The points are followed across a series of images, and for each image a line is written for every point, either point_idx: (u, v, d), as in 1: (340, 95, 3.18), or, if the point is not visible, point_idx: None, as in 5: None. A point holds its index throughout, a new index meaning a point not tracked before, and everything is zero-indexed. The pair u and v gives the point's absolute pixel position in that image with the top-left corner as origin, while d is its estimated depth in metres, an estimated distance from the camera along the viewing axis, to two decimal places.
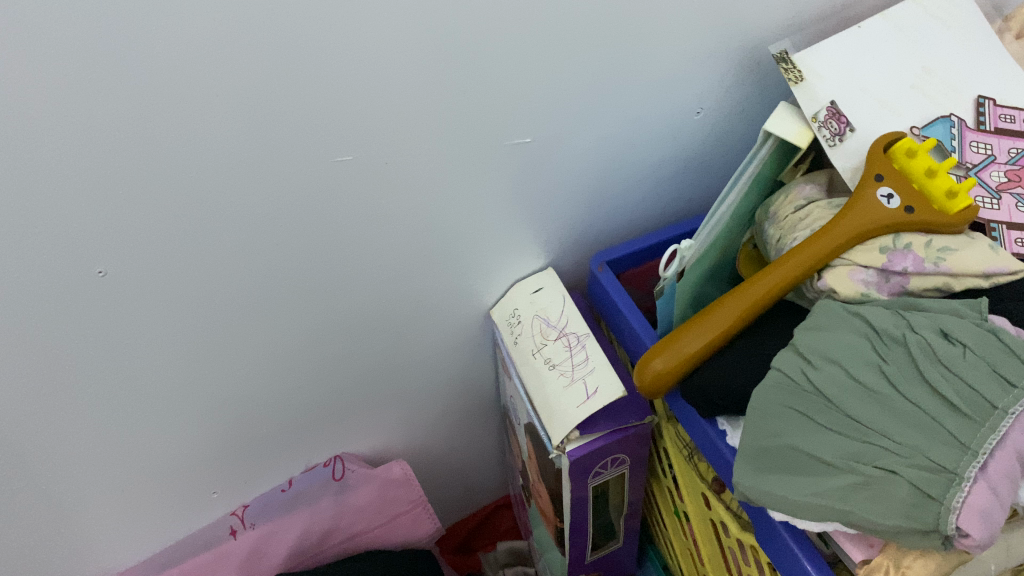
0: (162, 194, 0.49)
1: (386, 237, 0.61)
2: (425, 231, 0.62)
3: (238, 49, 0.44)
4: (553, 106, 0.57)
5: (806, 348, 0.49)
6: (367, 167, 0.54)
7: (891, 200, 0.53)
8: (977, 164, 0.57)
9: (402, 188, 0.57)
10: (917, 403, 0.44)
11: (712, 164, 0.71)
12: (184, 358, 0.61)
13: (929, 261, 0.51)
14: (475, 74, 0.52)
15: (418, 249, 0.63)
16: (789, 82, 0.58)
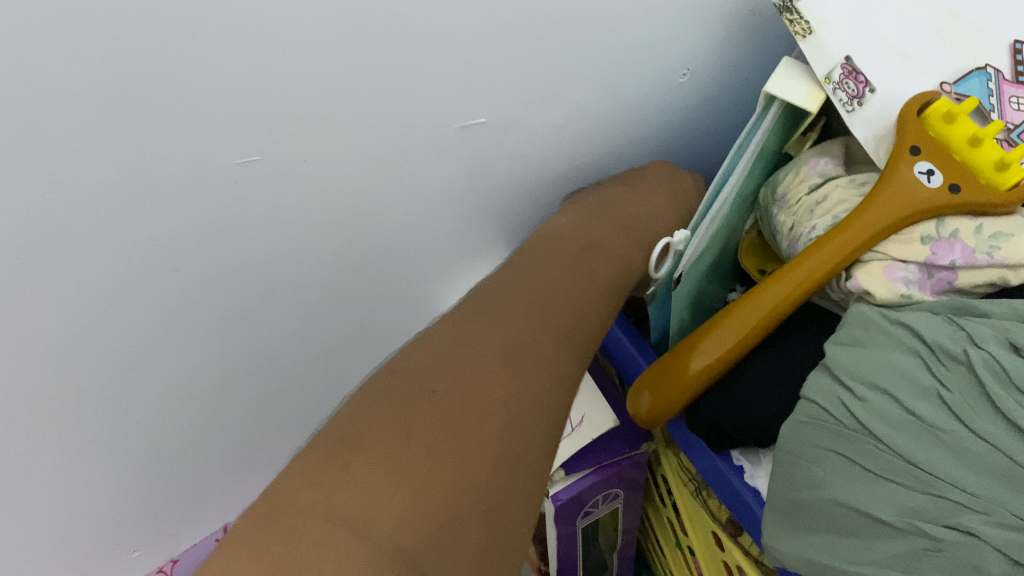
0: (30, 236, 0.39)
1: (324, 244, 0.51)
2: (362, 238, 0.52)
3: (114, 39, 0.34)
4: (516, 79, 0.48)
5: (844, 373, 0.40)
6: (289, 168, 0.45)
7: (931, 177, 0.43)
8: (1019, 124, 0.46)
9: (330, 192, 0.48)
10: (990, 440, 0.35)
11: (692, 135, 0.63)
12: (89, 421, 0.50)
13: (981, 251, 0.41)
14: (414, 49, 0.43)
15: (356, 258, 0.54)
16: (795, 36, 0.50)
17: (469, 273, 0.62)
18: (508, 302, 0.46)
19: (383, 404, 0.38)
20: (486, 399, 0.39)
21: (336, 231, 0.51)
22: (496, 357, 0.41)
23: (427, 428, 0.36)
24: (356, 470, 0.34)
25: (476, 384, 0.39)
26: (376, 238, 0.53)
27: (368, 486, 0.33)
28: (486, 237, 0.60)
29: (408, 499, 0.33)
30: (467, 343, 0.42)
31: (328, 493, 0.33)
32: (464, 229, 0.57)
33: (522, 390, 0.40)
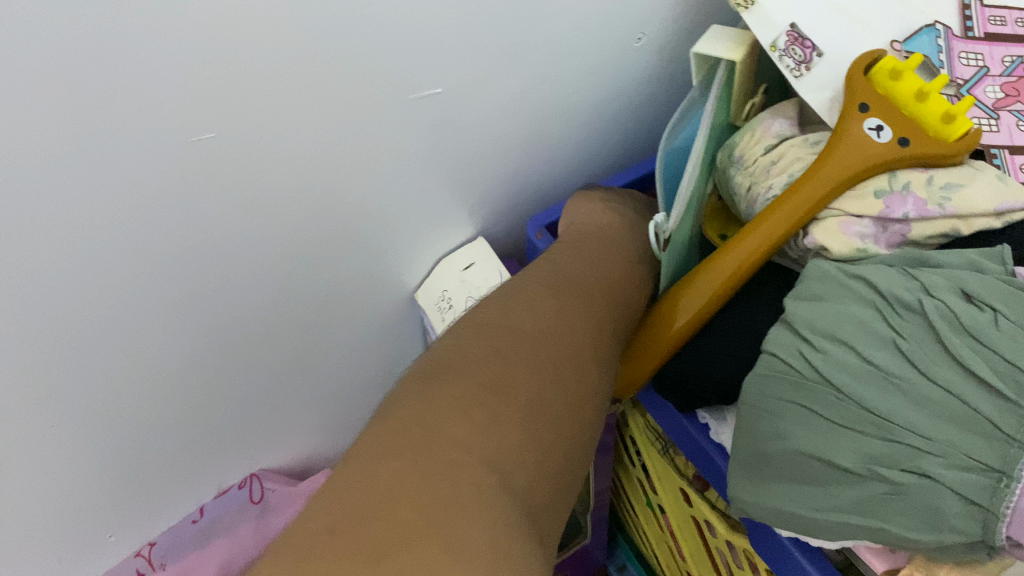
0: None
1: (289, 216, 0.51)
2: (326, 209, 0.52)
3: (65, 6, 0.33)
4: (479, 44, 0.49)
5: (803, 326, 0.41)
6: (250, 137, 0.44)
7: (880, 133, 0.44)
8: (969, 79, 0.48)
9: (292, 163, 0.47)
10: (946, 386, 0.36)
11: (649, 101, 0.64)
12: (57, 402, 0.49)
13: (933, 203, 0.42)
14: (373, 18, 0.43)
15: (321, 230, 0.53)
16: (737, 7, 0.49)
17: (435, 244, 0.62)
18: (562, 286, 0.46)
19: (464, 363, 0.39)
20: (557, 368, 0.40)
21: (301, 203, 0.50)
22: (553, 332, 0.42)
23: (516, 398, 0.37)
24: (454, 435, 0.34)
25: (540, 358, 0.40)
26: (342, 208, 0.53)
27: (474, 438, 0.34)
28: (452, 206, 0.60)
29: (517, 454, 0.35)
30: (533, 320, 0.43)
31: (442, 441, 0.34)
32: (430, 198, 0.57)
33: (586, 367, 0.42)
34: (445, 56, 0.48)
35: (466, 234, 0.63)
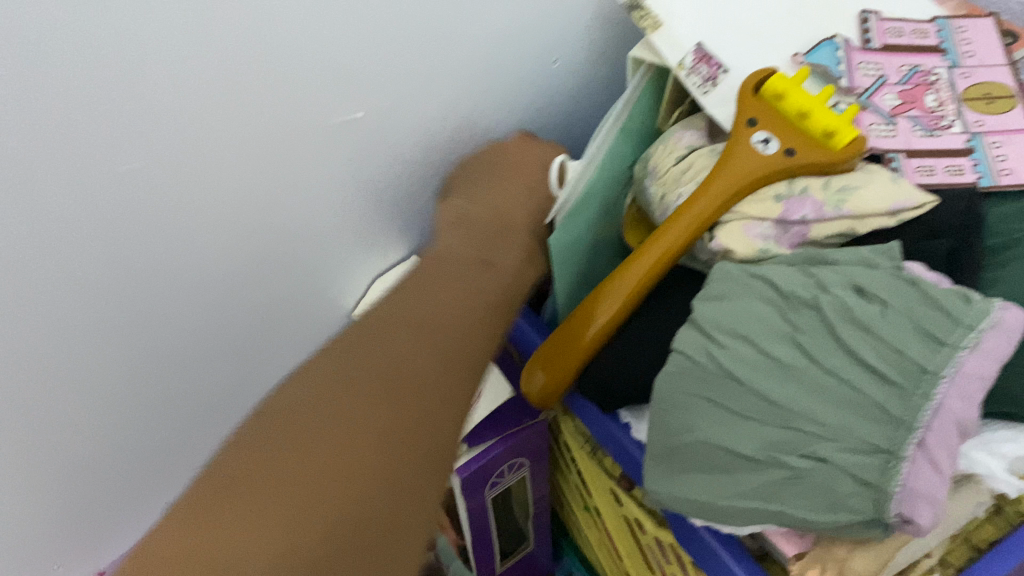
0: None
1: (219, 239, 0.52)
2: (257, 231, 0.53)
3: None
4: (396, 68, 0.51)
5: (709, 323, 0.43)
6: (170, 164, 0.45)
7: (768, 145, 0.47)
8: (868, 88, 0.51)
9: (216, 187, 0.49)
10: (838, 374, 0.39)
11: (574, 119, 0.66)
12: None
13: (830, 205, 0.45)
14: (284, 47, 0.45)
15: (252, 252, 0.55)
16: (645, 30, 0.51)
17: (370, 262, 0.64)
18: (414, 314, 0.48)
19: (299, 415, 0.42)
20: (385, 407, 0.42)
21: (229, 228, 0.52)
22: (407, 375, 0.44)
23: (343, 449, 0.40)
24: (265, 493, 0.38)
25: (375, 404, 0.42)
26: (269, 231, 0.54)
27: (277, 500, 0.38)
28: (384, 226, 0.61)
29: (332, 508, 0.38)
30: (372, 360, 0.44)
31: (246, 502, 0.38)
32: (361, 218, 0.59)
33: (432, 406, 0.44)
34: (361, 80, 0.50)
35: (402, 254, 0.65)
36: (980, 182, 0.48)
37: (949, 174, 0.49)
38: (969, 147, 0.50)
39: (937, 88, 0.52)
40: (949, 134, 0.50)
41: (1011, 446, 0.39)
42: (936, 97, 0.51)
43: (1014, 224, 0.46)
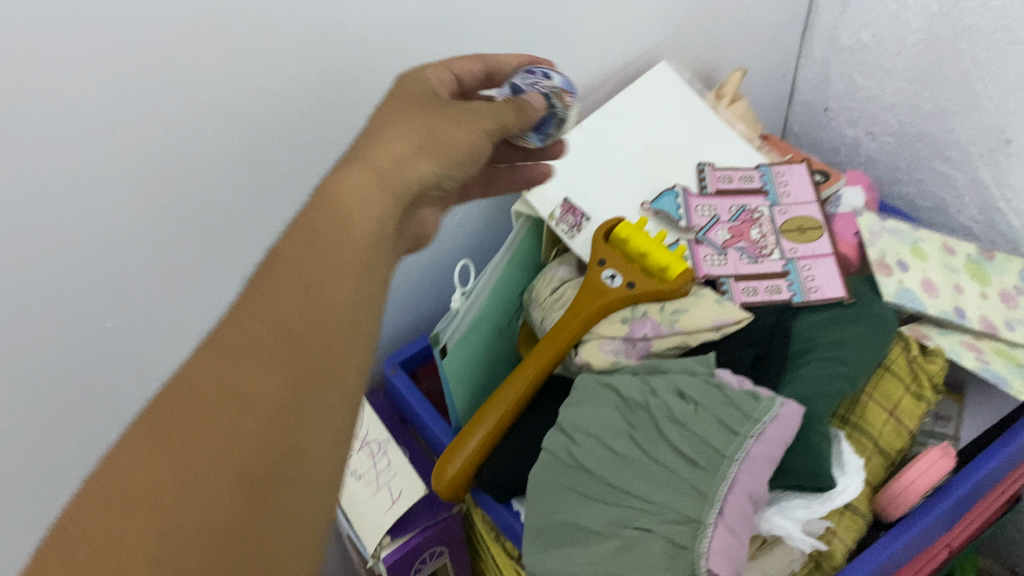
0: None
1: None
2: None
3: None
4: None
5: (569, 426, 0.54)
6: (145, 322, 0.52)
7: (614, 279, 0.59)
8: (704, 226, 0.63)
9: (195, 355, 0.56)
10: (663, 461, 0.50)
11: None
12: None
13: (664, 324, 0.57)
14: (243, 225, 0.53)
15: None
16: None
17: None
18: (303, 244, 0.33)
19: (176, 415, 0.28)
20: (285, 379, 0.29)
21: None
22: (235, 399, 0.28)
23: (245, 441, 0.28)
24: (154, 500, 0.26)
25: (261, 375, 0.29)
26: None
27: (181, 491, 0.26)
28: None
29: (209, 520, 0.26)
30: (274, 286, 0.31)
31: (138, 520, 0.26)
32: None
33: (331, 413, 0.30)
34: None
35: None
36: (794, 299, 0.60)
37: (769, 293, 0.60)
38: (786, 270, 0.62)
39: (760, 223, 0.64)
40: (770, 261, 0.62)
41: (802, 511, 0.49)
42: (759, 231, 0.64)
43: (813, 330, 0.58)
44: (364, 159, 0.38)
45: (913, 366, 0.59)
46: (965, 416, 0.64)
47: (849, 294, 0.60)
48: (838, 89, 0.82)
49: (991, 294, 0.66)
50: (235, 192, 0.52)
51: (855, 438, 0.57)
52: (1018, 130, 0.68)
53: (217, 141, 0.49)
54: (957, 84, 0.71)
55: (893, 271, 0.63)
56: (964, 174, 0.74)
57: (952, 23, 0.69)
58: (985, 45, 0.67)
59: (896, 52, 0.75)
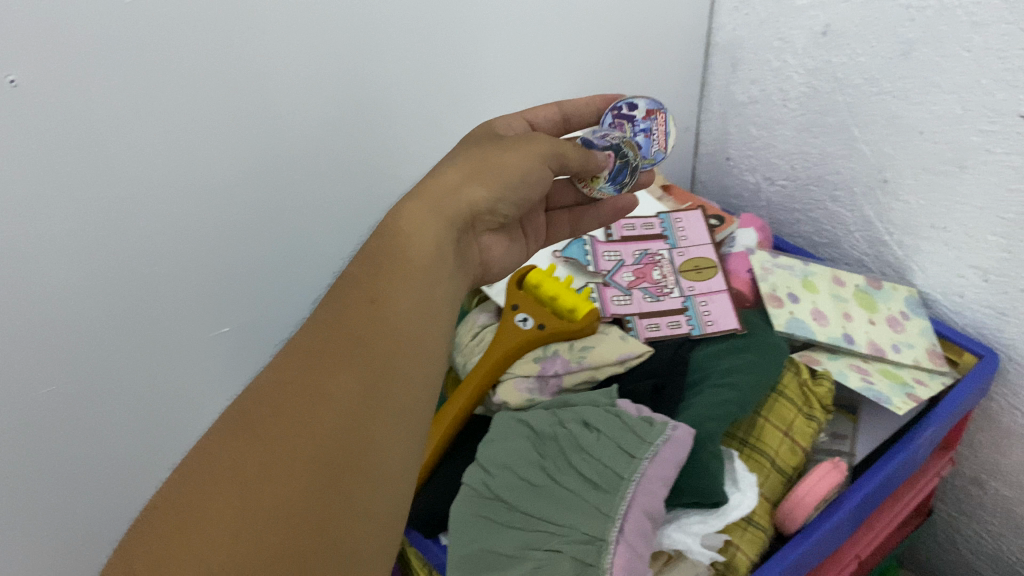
0: None
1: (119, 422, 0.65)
2: (151, 416, 0.67)
3: None
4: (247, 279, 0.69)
5: (486, 460, 0.58)
6: (80, 353, 0.60)
7: (526, 322, 0.65)
8: (610, 270, 0.72)
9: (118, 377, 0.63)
10: (568, 486, 0.54)
11: None
12: None
13: (573, 360, 0.63)
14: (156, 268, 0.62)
15: (147, 433, 0.68)
16: None
17: None
18: (376, 268, 0.45)
19: (259, 413, 0.39)
20: (355, 380, 0.39)
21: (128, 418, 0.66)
22: (313, 399, 0.38)
23: (326, 425, 0.37)
24: (249, 472, 0.36)
25: (343, 373, 0.39)
26: (159, 411, 0.68)
27: (265, 466, 0.36)
28: None
29: (293, 487, 0.35)
30: (350, 311, 0.43)
31: (229, 490, 0.36)
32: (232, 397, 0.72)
33: (400, 419, 0.39)
34: (221, 302, 0.68)
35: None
36: (692, 332, 0.67)
37: (669, 327, 0.67)
38: (684, 306, 0.69)
39: (661, 265, 0.72)
40: (670, 297, 0.70)
41: (699, 525, 0.54)
42: (660, 272, 0.71)
43: (713, 360, 0.64)
44: (424, 190, 0.50)
45: (803, 390, 0.65)
46: (859, 434, 0.68)
47: (742, 324, 0.67)
48: (736, 139, 0.91)
49: (878, 320, 0.72)
50: (157, 250, 0.61)
51: (755, 457, 0.62)
52: (892, 172, 0.74)
53: (130, 190, 0.57)
54: (838, 131, 0.78)
55: (784, 303, 0.72)
56: (853, 212, 0.80)
57: (825, 76, 0.76)
58: (855, 95, 0.74)
59: (781, 103, 0.82)
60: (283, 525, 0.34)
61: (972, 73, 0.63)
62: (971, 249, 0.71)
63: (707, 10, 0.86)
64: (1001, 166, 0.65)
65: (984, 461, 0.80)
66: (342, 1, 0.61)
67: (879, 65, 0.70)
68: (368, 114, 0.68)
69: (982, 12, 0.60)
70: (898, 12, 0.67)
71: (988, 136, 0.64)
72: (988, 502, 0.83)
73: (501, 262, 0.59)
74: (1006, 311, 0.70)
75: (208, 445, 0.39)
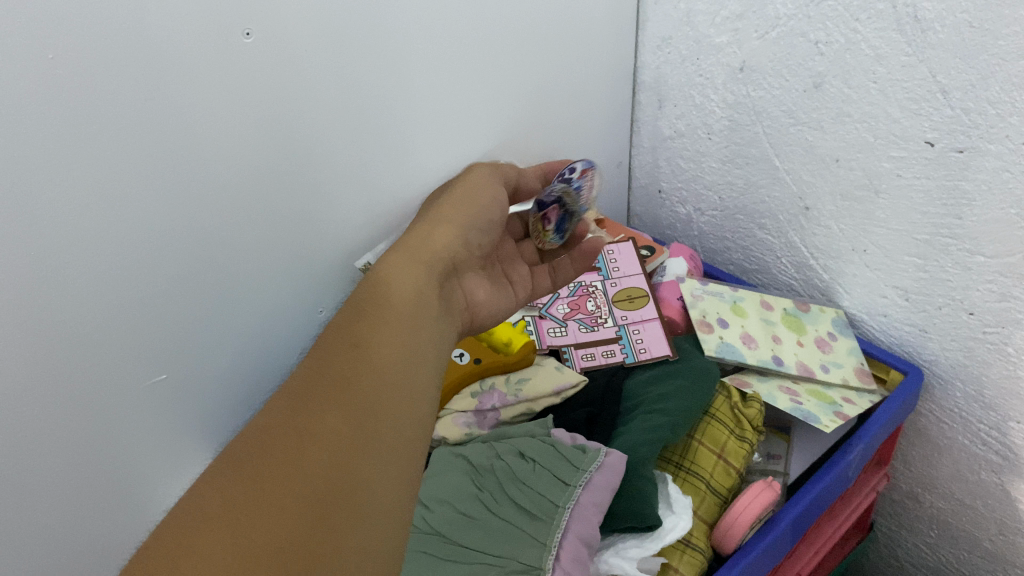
0: None
1: (70, 483, 0.62)
2: (104, 475, 0.65)
3: None
4: (200, 330, 0.66)
5: (425, 496, 0.58)
6: (21, 410, 0.57)
7: (463, 357, 0.68)
8: (546, 303, 0.75)
9: (68, 438, 0.60)
10: (505, 517, 0.54)
11: None
12: None
13: (511, 394, 0.65)
14: (110, 319, 0.59)
15: (98, 492, 0.65)
16: None
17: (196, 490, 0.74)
18: (359, 313, 0.47)
19: (249, 452, 0.40)
20: (342, 417, 0.41)
21: (64, 480, 0.62)
22: (301, 436, 0.40)
23: (315, 464, 0.39)
24: (238, 510, 0.37)
25: (331, 416, 0.41)
26: (111, 472, 0.65)
27: (251, 505, 0.37)
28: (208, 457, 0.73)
29: (281, 523, 0.36)
30: (336, 359, 0.44)
31: (218, 516, 0.37)
32: (174, 451, 0.70)
33: (385, 455, 0.40)
34: (161, 348, 0.64)
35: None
36: (626, 360, 0.69)
37: (604, 356, 0.70)
38: (619, 335, 0.72)
39: (594, 296, 0.75)
40: (605, 327, 0.73)
41: (634, 549, 0.55)
42: (595, 303, 0.75)
43: (643, 388, 0.66)
44: (403, 245, 0.53)
45: (734, 412, 0.67)
46: (793, 452, 0.70)
47: (674, 351, 0.69)
48: (667, 172, 0.94)
49: (806, 341, 0.75)
50: (87, 297, 0.57)
51: (691, 480, 0.63)
52: (813, 199, 0.77)
53: (71, 242, 0.55)
54: (760, 162, 0.81)
55: (714, 328, 0.75)
56: (779, 238, 0.84)
57: (745, 110, 0.80)
58: (773, 127, 0.77)
59: (706, 137, 0.86)
60: (269, 556, 0.35)
61: (879, 103, 0.66)
62: (890, 270, 0.74)
63: (632, 49, 0.90)
64: (912, 190, 0.68)
65: (917, 474, 0.83)
66: (284, 65, 0.61)
67: (794, 98, 0.74)
68: (304, 163, 0.67)
69: (885, 46, 0.63)
70: (807, 47, 0.70)
71: (898, 162, 0.67)
72: (923, 515, 0.86)
73: (490, 309, 0.59)
74: (927, 328, 0.73)
75: (196, 490, 0.39)
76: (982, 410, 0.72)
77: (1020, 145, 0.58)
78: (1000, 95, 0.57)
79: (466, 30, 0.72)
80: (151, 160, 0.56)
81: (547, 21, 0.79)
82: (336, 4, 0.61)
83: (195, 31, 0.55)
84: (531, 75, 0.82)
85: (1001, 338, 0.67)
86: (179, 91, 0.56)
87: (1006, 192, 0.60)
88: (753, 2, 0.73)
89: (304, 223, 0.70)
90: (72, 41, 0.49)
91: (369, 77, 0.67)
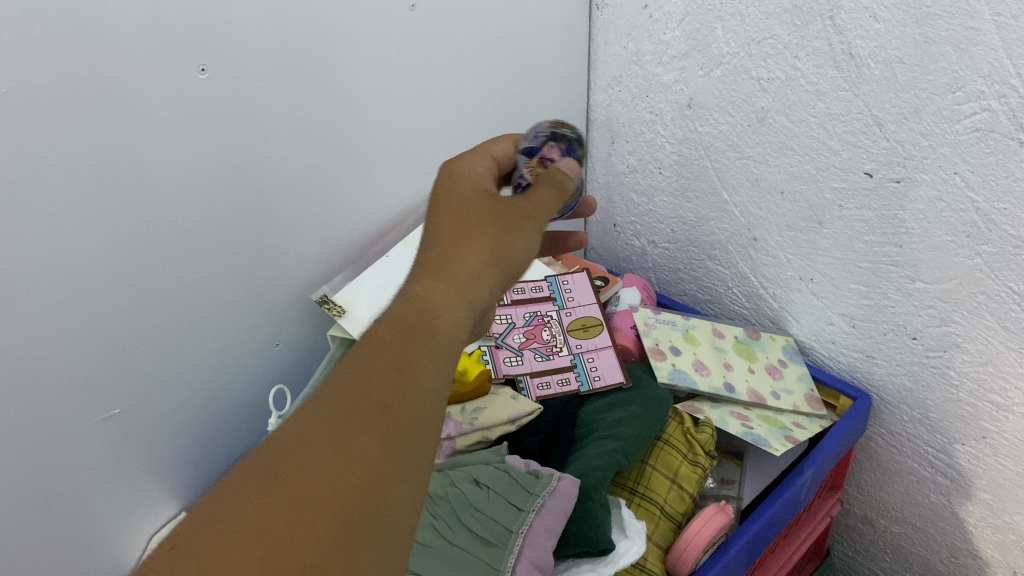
0: None
1: (15, 512, 0.61)
2: (53, 504, 0.63)
3: None
4: (154, 358, 0.66)
5: None
6: None
7: None
8: (502, 332, 0.77)
9: (17, 464, 0.59)
10: (459, 544, 0.54)
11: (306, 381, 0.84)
12: None
13: (466, 422, 0.67)
14: (62, 341, 0.58)
15: (48, 522, 0.63)
16: (335, 316, 0.74)
17: (148, 523, 0.72)
18: (428, 322, 0.37)
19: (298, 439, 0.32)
20: (407, 411, 0.34)
21: (10, 519, 0.61)
22: (363, 424, 0.33)
23: (361, 492, 0.31)
24: (296, 506, 0.30)
25: (371, 442, 0.32)
26: (62, 501, 0.63)
27: (286, 534, 0.29)
28: (162, 490, 0.72)
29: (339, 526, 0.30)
30: (400, 341, 0.36)
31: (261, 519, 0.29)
32: (126, 488, 0.68)
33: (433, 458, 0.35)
34: (113, 383, 0.63)
35: (166, 518, 0.74)
36: (581, 388, 0.72)
37: (559, 384, 0.72)
38: (572, 363, 0.74)
39: (549, 325, 0.78)
40: (559, 356, 0.75)
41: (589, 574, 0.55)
42: (550, 332, 0.77)
43: (598, 415, 0.68)
44: (529, 194, 0.48)
45: (687, 437, 0.68)
46: (746, 477, 0.72)
47: (627, 377, 0.72)
48: (621, 207, 0.97)
49: (757, 368, 0.76)
50: (36, 332, 0.57)
51: (645, 505, 0.64)
52: (760, 230, 0.80)
53: (20, 269, 0.54)
54: (709, 195, 0.83)
55: (666, 356, 0.76)
56: (730, 269, 0.86)
57: (693, 145, 0.82)
58: (721, 161, 0.80)
59: (657, 172, 0.88)
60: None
61: (820, 137, 0.69)
62: (837, 298, 0.76)
63: (585, 87, 0.93)
64: (853, 220, 0.70)
65: (870, 499, 0.85)
66: (239, 102, 0.62)
67: (739, 132, 0.76)
68: (255, 196, 0.67)
69: (823, 82, 0.66)
70: (751, 84, 0.73)
71: (839, 193, 0.70)
72: (878, 539, 0.87)
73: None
74: (873, 354, 0.75)
75: (216, 501, 0.30)
76: (928, 432, 0.73)
77: (953, 174, 0.60)
78: (931, 126, 0.60)
79: (420, 68, 0.74)
80: (103, 193, 0.57)
81: (500, 60, 0.81)
82: (292, 42, 0.63)
83: (148, 66, 0.55)
84: (484, 113, 0.84)
85: (944, 361, 0.69)
86: (133, 126, 0.56)
87: (940, 220, 0.63)
88: (697, 41, 0.76)
89: (259, 256, 0.70)
90: (21, 75, 0.50)
91: (323, 112, 0.68)
